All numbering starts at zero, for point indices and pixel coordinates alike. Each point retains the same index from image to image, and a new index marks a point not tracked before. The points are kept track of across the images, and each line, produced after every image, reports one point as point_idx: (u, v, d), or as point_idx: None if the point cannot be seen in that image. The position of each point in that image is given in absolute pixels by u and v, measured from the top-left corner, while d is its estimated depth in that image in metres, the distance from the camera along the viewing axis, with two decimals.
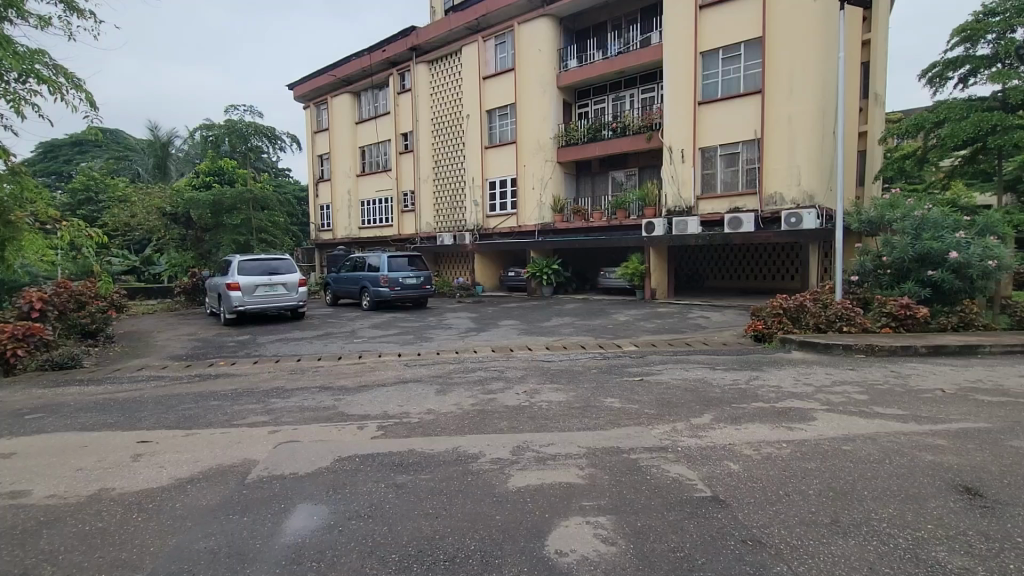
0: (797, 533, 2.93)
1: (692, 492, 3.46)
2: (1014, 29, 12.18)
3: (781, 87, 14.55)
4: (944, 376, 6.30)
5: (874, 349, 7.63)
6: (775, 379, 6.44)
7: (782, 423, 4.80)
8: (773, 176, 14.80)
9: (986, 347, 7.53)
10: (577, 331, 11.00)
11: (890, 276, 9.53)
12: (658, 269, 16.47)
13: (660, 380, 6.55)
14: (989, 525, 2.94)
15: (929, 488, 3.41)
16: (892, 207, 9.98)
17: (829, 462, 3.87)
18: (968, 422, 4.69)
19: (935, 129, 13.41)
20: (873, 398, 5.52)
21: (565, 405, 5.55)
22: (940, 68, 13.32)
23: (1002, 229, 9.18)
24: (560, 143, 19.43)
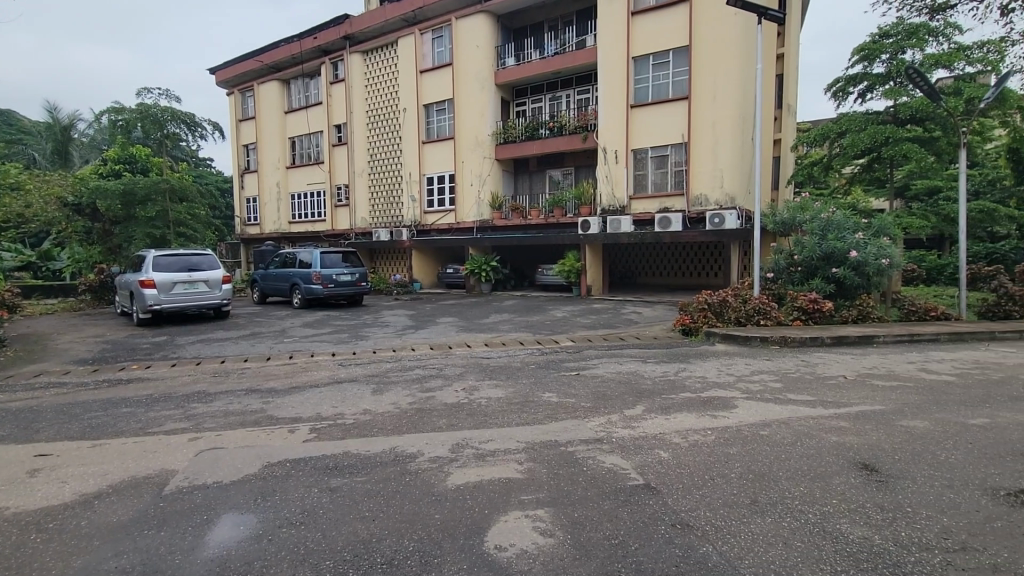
0: (720, 515, 3.13)
1: (625, 481, 3.61)
2: (904, 51, 13.51)
3: (706, 94, 15.36)
4: (846, 364, 6.93)
5: (787, 341, 8.26)
6: (700, 370, 6.84)
7: (707, 411, 5.10)
8: (699, 178, 15.59)
9: (881, 337, 8.36)
10: (515, 327, 11.12)
11: (800, 273, 10.34)
12: (593, 266, 16.93)
13: (596, 374, 6.76)
14: (884, 497, 3.28)
15: (834, 467, 3.74)
16: (802, 209, 10.82)
17: (748, 446, 4.15)
18: (866, 405, 5.20)
19: (838, 139, 14.71)
20: (787, 386, 5.99)
21: (504, 401, 5.61)
22: (842, 83, 14.56)
23: (894, 231, 10.19)
24: (499, 140, 19.49)
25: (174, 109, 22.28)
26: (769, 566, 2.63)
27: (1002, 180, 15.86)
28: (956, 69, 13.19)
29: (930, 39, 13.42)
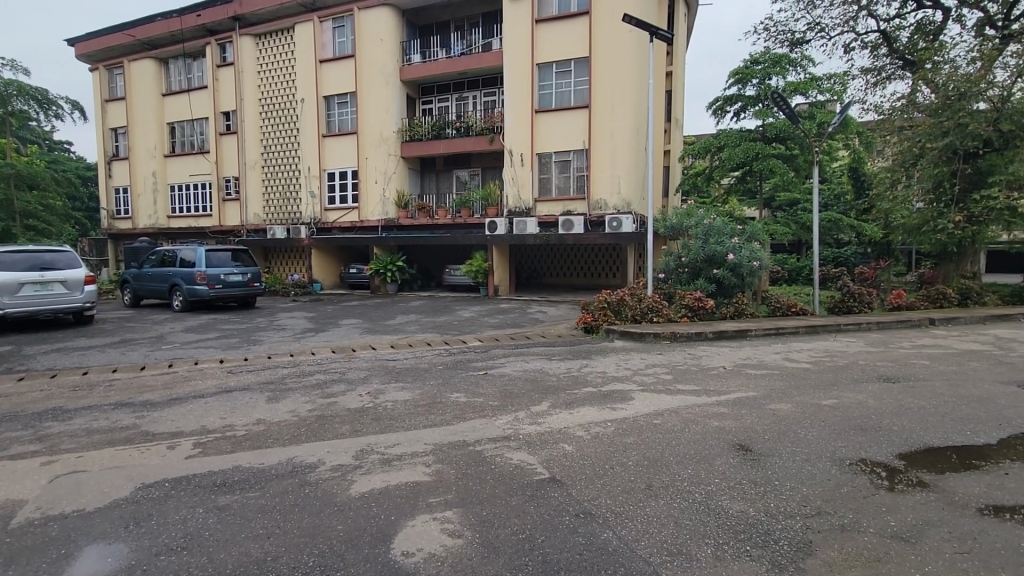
0: (618, 501, 3.33)
1: (532, 476, 3.71)
2: (770, 77, 15.22)
3: (605, 104, 16.19)
4: (725, 356, 7.69)
5: (676, 336, 8.96)
6: (601, 366, 7.21)
7: (607, 404, 5.40)
8: (599, 183, 16.39)
9: (753, 331, 9.36)
10: (422, 328, 10.98)
11: (687, 273, 11.24)
12: (500, 266, 17.16)
13: (502, 373, 6.85)
14: (756, 474, 3.68)
15: (718, 450, 4.12)
16: (688, 215, 11.81)
17: (642, 435, 4.47)
18: (742, 391, 5.81)
19: (717, 152, 16.32)
20: (676, 377, 6.52)
21: (411, 404, 5.52)
22: (721, 102, 16.07)
23: (763, 237, 11.46)
24: (404, 138, 19.09)
25: (23, 84, 19.18)
26: (662, 546, 2.85)
27: (845, 195, 18.47)
28: (811, 97, 15.11)
29: (791, 69, 15.23)
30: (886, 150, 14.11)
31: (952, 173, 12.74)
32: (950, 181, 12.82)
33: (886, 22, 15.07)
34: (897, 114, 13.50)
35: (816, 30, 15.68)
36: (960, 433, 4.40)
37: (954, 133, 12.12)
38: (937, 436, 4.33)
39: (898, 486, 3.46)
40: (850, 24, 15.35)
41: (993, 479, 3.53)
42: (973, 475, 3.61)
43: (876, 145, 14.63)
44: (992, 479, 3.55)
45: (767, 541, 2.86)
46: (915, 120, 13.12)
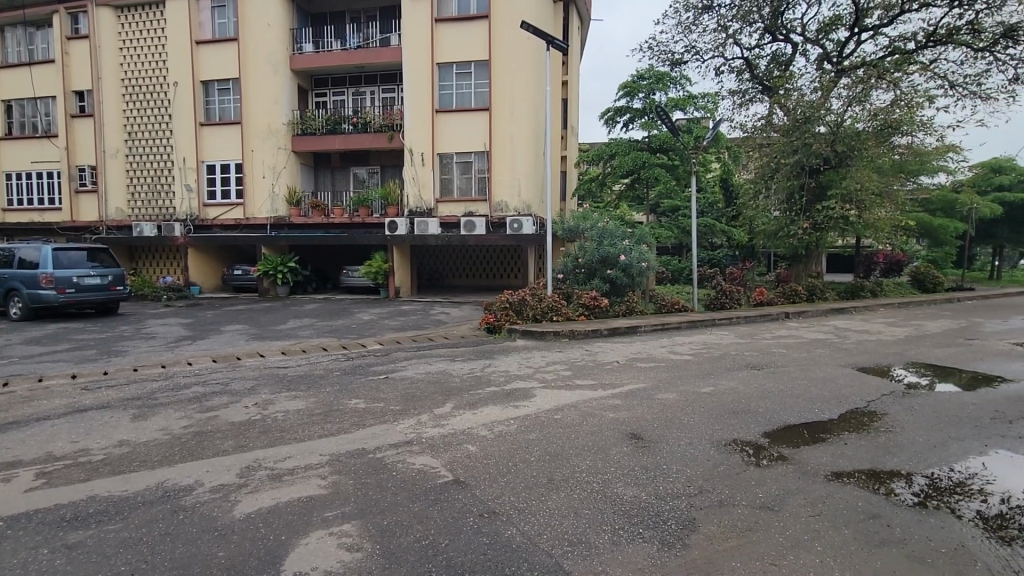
0: (521, 499, 3.38)
1: (435, 479, 3.67)
2: (654, 92, 16.41)
3: (504, 108, 16.45)
4: (618, 351, 8.17)
5: (574, 334, 9.34)
6: (504, 365, 7.32)
7: (510, 402, 5.49)
8: (499, 185, 16.61)
9: (642, 327, 10.04)
10: (318, 332, 10.42)
11: (584, 273, 11.75)
12: (401, 267, 16.80)
13: (404, 376, 6.69)
14: (647, 460, 3.94)
15: (613, 441, 4.35)
16: (584, 219, 12.62)
17: (544, 430, 4.60)
18: (633, 383, 6.22)
19: (609, 160, 17.37)
20: (574, 372, 6.82)
21: (305, 413, 5.19)
22: (612, 113, 17.04)
23: (651, 239, 12.35)
24: (296, 131, 17.97)
25: None
26: (562, 537, 2.95)
27: (717, 204, 20.05)
28: (689, 112, 16.56)
29: (671, 86, 16.56)
30: (750, 164, 15.85)
31: (800, 186, 14.65)
32: (800, 193, 14.72)
33: (749, 50, 16.97)
34: (758, 133, 15.22)
35: (692, 53, 17.24)
36: (811, 411, 5.07)
37: (801, 151, 13.97)
38: (794, 415, 4.94)
39: (764, 461, 3.90)
40: (720, 50, 17.06)
41: (836, 450, 4.11)
42: (821, 447, 4.16)
43: (742, 158, 16.38)
44: (835, 449, 4.12)
45: (657, 522, 3.07)
46: (771, 138, 14.91)
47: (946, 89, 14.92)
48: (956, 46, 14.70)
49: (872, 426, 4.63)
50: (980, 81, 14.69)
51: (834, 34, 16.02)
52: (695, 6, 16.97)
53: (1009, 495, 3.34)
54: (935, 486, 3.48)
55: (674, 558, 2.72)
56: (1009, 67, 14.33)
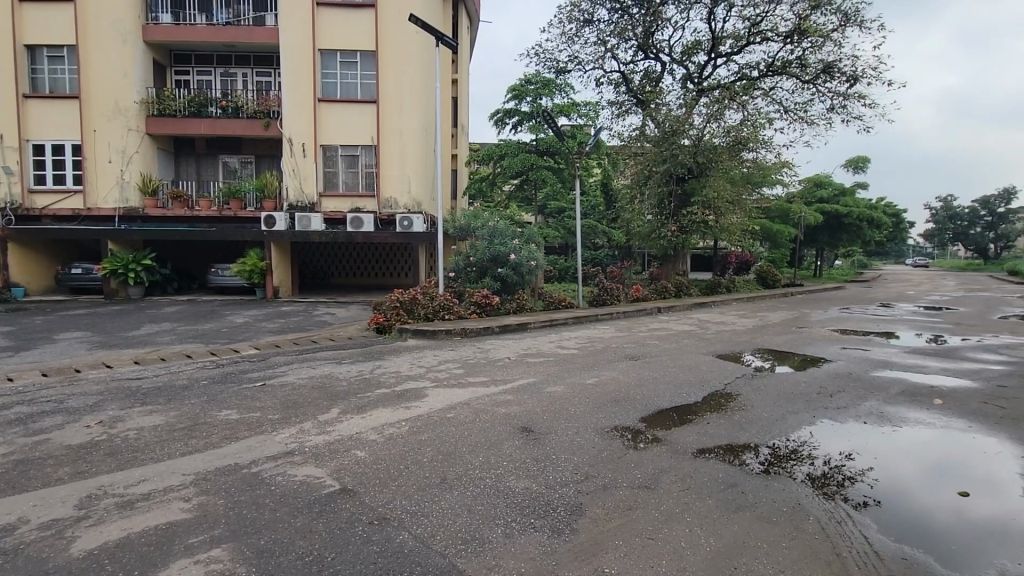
0: (413, 501, 3.31)
1: (320, 490, 3.45)
2: (541, 97, 16.98)
3: (392, 101, 15.97)
4: (509, 347, 8.34)
5: (466, 331, 9.37)
6: (394, 365, 7.11)
7: (401, 404, 5.34)
8: (388, 181, 16.09)
9: (532, 323, 10.36)
10: (181, 338, 9.31)
11: (475, 272, 11.83)
12: (280, 266, 15.64)
13: (284, 382, 6.21)
14: (537, 451, 4.07)
15: (505, 435, 4.43)
16: (474, 218, 12.77)
17: (435, 430, 4.54)
18: (524, 378, 6.38)
19: (499, 161, 17.68)
20: (467, 370, 6.84)
21: (164, 430, 4.59)
22: (501, 114, 17.35)
23: (539, 239, 12.78)
24: (151, 112, 15.87)
25: None
26: (456, 535, 2.93)
27: (598, 206, 21.44)
28: (573, 119, 17.38)
29: (556, 92, 17.25)
30: (626, 171, 17.08)
31: (669, 193, 16.10)
32: (668, 199, 16.18)
33: (625, 65, 18.27)
34: (633, 142, 16.42)
35: (575, 62, 18.14)
36: (680, 395, 5.59)
37: (669, 161, 15.41)
38: (666, 400, 5.41)
39: (641, 444, 4.22)
40: (600, 62, 18.15)
41: (701, 428, 4.58)
42: (688, 428, 4.61)
43: (620, 165, 17.60)
44: (700, 429, 4.59)
45: (548, 511, 3.19)
46: (644, 148, 16.22)
47: (782, 113, 17.31)
48: (789, 78, 17.11)
49: (729, 405, 5.24)
50: (806, 109, 17.24)
51: (695, 57, 17.82)
52: (577, 19, 17.87)
53: (829, 457, 3.97)
54: (776, 454, 4.02)
55: (564, 544, 2.84)
56: (827, 98, 17.00)
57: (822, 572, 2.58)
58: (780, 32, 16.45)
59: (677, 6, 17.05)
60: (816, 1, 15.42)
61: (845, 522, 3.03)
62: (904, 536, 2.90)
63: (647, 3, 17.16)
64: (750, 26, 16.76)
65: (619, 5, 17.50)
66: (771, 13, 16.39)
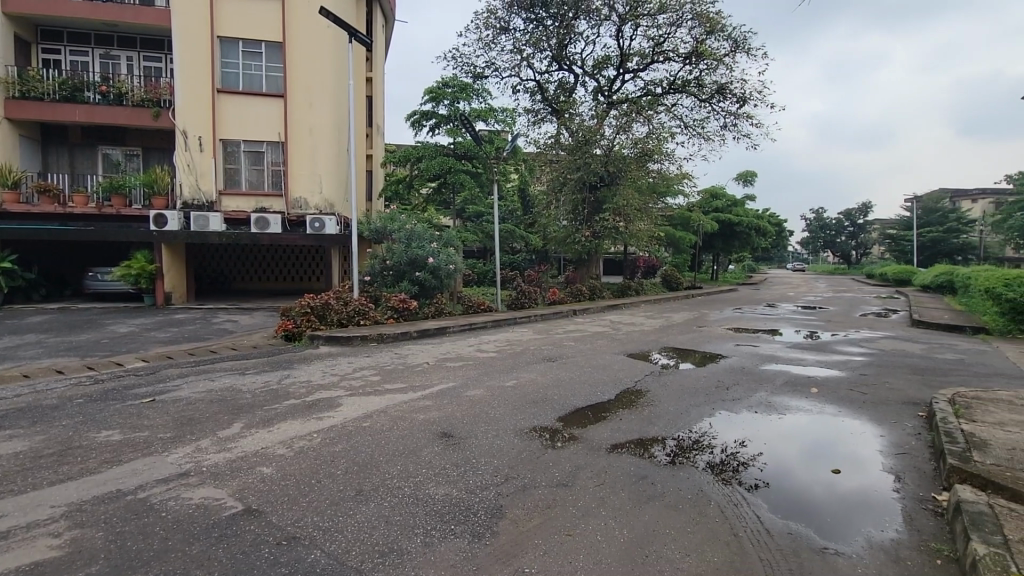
0: (325, 517, 3.14)
1: (220, 513, 3.18)
2: (458, 101, 16.95)
3: (302, 96, 15.18)
4: (427, 352, 8.22)
5: (383, 337, 9.11)
6: (305, 374, 6.73)
7: (311, 415, 5.06)
8: (297, 180, 15.24)
9: (451, 327, 10.29)
10: (49, 351, 8.17)
11: (392, 276, 11.55)
12: (173, 269, 14.28)
13: (177, 397, 5.65)
14: (456, 456, 4.04)
15: (423, 442, 4.35)
16: (391, 221, 12.46)
17: (350, 440, 4.36)
18: (443, 383, 6.31)
19: (416, 163, 17.43)
20: (383, 377, 6.63)
21: (26, 457, 4.00)
22: (418, 116, 17.10)
23: (457, 243, 12.72)
24: (11, 93, 13.90)
25: None
26: (373, 549, 2.83)
27: (516, 211, 21.77)
28: (490, 124, 17.54)
29: (474, 97, 17.33)
30: (542, 177, 17.51)
31: (583, 200, 16.72)
32: (582, 206, 16.80)
33: (540, 74, 18.78)
34: (549, 150, 16.89)
35: (492, 68, 18.35)
36: (594, 394, 5.82)
37: (583, 169, 16.02)
38: (581, 399, 5.60)
39: (559, 443, 4.33)
40: (516, 70, 18.50)
41: (614, 425, 4.78)
42: (602, 425, 4.80)
43: (536, 171, 18.03)
44: (613, 425, 4.80)
45: (468, 515, 3.17)
46: (559, 155, 16.75)
47: (683, 129, 18.64)
48: (688, 96, 18.47)
49: (639, 402, 5.53)
50: (703, 126, 18.69)
51: (606, 71, 18.70)
52: (494, 26, 18.10)
53: (726, 445, 4.31)
54: (681, 446, 4.30)
55: (484, 547, 2.83)
56: (721, 117, 18.55)
57: (722, 552, 2.78)
58: (680, 53, 17.72)
59: (588, 21, 17.80)
60: (710, 27, 16.79)
61: (740, 505, 3.30)
62: (790, 513, 3.21)
63: (560, 16, 17.75)
64: (655, 45, 17.89)
65: (534, 15, 17.96)
66: (672, 35, 17.61)
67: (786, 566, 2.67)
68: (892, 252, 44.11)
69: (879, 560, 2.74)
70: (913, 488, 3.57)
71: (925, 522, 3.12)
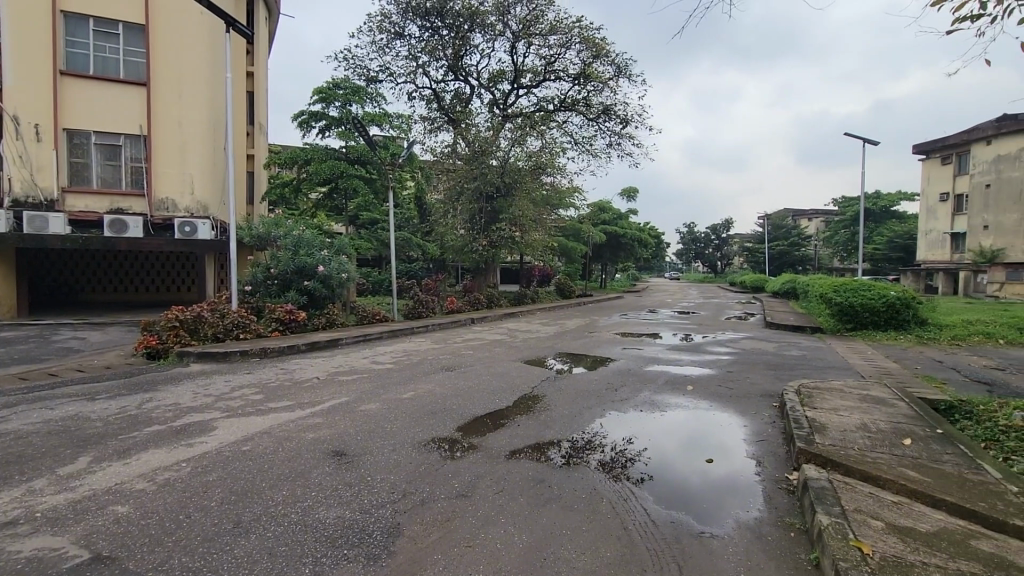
0: (197, 556, 2.80)
1: (60, 565, 2.70)
2: (350, 103, 16.30)
3: (169, 86, 13.64)
4: (317, 366, 7.74)
5: (266, 351, 8.41)
6: (172, 397, 5.98)
7: (179, 442, 4.50)
8: (163, 178, 13.61)
9: (343, 339, 9.79)
10: None
11: (277, 285, 10.74)
12: (0, 278, 12.19)
13: (2, 431, 4.73)
14: (350, 475, 3.83)
15: (313, 462, 4.07)
16: (277, 226, 11.82)
17: (227, 468, 3.94)
18: (334, 399, 5.96)
19: (304, 165, 16.50)
20: (267, 395, 6.10)
21: None
22: (306, 116, 16.17)
23: (350, 250, 12.18)
24: None
25: None
26: None
27: (412, 219, 21.42)
28: (384, 129, 17.10)
29: (367, 100, 16.78)
30: (439, 186, 17.39)
31: (479, 209, 16.89)
32: (479, 215, 16.97)
33: (435, 83, 18.73)
34: (445, 158, 16.84)
35: (385, 73, 17.94)
36: (491, 401, 5.85)
37: (479, 180, 16.18)
38: (480, 407, 5.60)
39: (457, 453, 4.28)
40: (411, 76, 18.27)
41: (512, 431, 4.85)
42: (501, 431, 4.85)
43: (433, 180, 17.89)
44: (511, 431, 4.86)
45: (362, 537, 3.01)
46: (455, 164, 16.77)
47: (573, 145, 19.61)
48: (577, 114, 19.50)
49: (535, 407, 5.67)
50: (591, 143, 19.82)
51: (500, 85, 19.13)
52: (387, 30, 17.75)
53: (616, 443, 4.56)
54: (575, 447, 4.47)
55: (380, 569, 2.71)
56: (607, 135, 19.81)
57: (614, 547, 2.92)
58: (569, 74, 18.67)
59: (483, 34, 18.11)
60: (596, 52, 17.89)
61: (629, 499, 3.50)
62: (672, 504, 3.46)
63: (455, 27, 17.85)
64: (546, 64, 18.66)
65: (429, 24, 17.89)
66: (562, 56, 18.50)
67: (670, 553, 2.88)
68: (750, 263, 50.06)
69: (746, 538, 3.04)
70: (771, 470, 4.04)
71: (782, 500, 3.54)
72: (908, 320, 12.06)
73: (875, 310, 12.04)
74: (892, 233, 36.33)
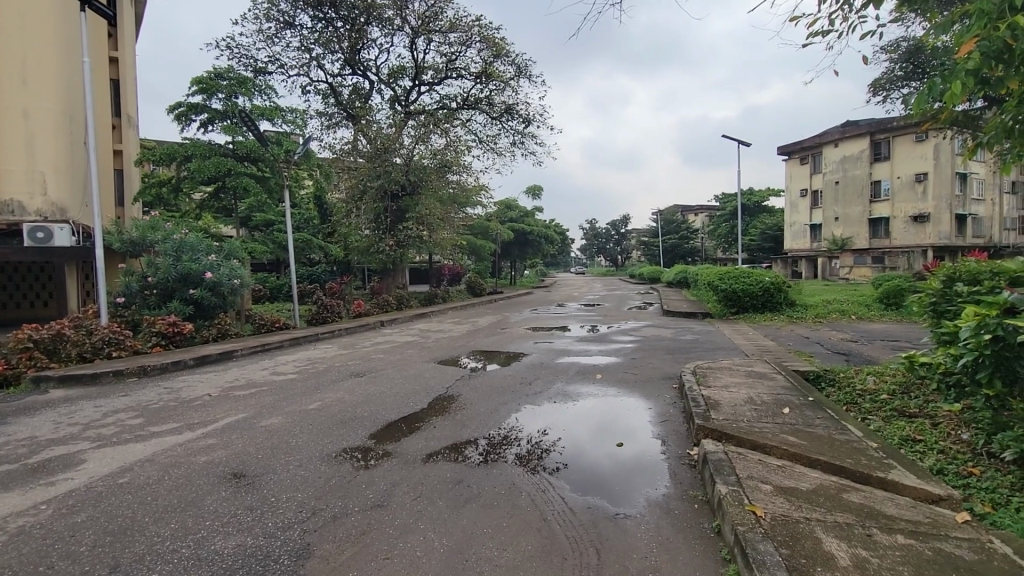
0: None
1: None
2: (236, 95, 15.02)
3: (9, 69, 11.70)
4: (208, 382, 7.05)
5: (146, 369, 7.51)
6: (27, 429, 5.13)
7: (38, 481, 3.87)
8: (5, 176, 11.64)
9: (238, 351, 9.01)
10: None
11: (156, 296, 9.67)
12: None
13: None
14: (250, 498, 3.52)
15: (205, 488, 3.69)
16: (153, 229, 10.63)
17: (101, 505, 3.46)
18: (230, 416, 5.45)
19: (184, 162, 14.96)
20: (149, 419, 5.43)
21: None
22: (184, 109, 14.65)
23: (242, 254, 11.23)
24: None
25: None
26: None
27: (312, 219, 20.33)
28: (276, 124, 15.97)
29: (255, 92, 15.56)
30: (340, 185, 16.60)
31: (384, 209, 16.46)
32: (384, 214, 16.52)
33: (332, 76, 17.88)
34: (346, 156, 16.12)
35: (275, 64, 16.77)
36: (405, 405, 5.68)
37: (383, 178, 15.69)
38: (393, 412, 5.41)
39: (371, 462, 4.11)
40: (304, 69, 17.25)
41: (428, 434, 4.74)
42: (417, 435, 4.73)
43: (333, 179, 17.07)
44: (426, 434, 4.76)
45: (267, 564, 2.77)
46: (357, 162, 16.13)
47: (477, 143, 19.64)
48: (480, 112, 19.54)
49: (451, 407, 5.59)
50: (495, 142, 19.98)
51: (401, 81, 18.65)
52: (276, 19, 16.58)
53: (531, 436, 4.62)
54: (491, 443, 4.47)
55: None
56: (510, 134, 20.08)
57: (535, 541, 2.94)
58: (471, 72, 18.62)
59: (381, 28, 17.48)
60: (496, 51, 18.03)
61: (547, 490, 3.56)
62: (587, 489, 3.57)
63: (351, 20, 17.10)
64: (447, 62, 18.48)
65: (322, 14, 16.97)
66: (463, 54, 18.41)
67: (588, 538, 2.96)
68: (647, 256, 53.56)
69: (655, 515, 3.21)
70: (674, 448, 4.32)
71: (685, 475, 3.79)
72: (780, 303, 13.53)
73: (754, 295, 13.38)
74: (764, 225, 40.62)
